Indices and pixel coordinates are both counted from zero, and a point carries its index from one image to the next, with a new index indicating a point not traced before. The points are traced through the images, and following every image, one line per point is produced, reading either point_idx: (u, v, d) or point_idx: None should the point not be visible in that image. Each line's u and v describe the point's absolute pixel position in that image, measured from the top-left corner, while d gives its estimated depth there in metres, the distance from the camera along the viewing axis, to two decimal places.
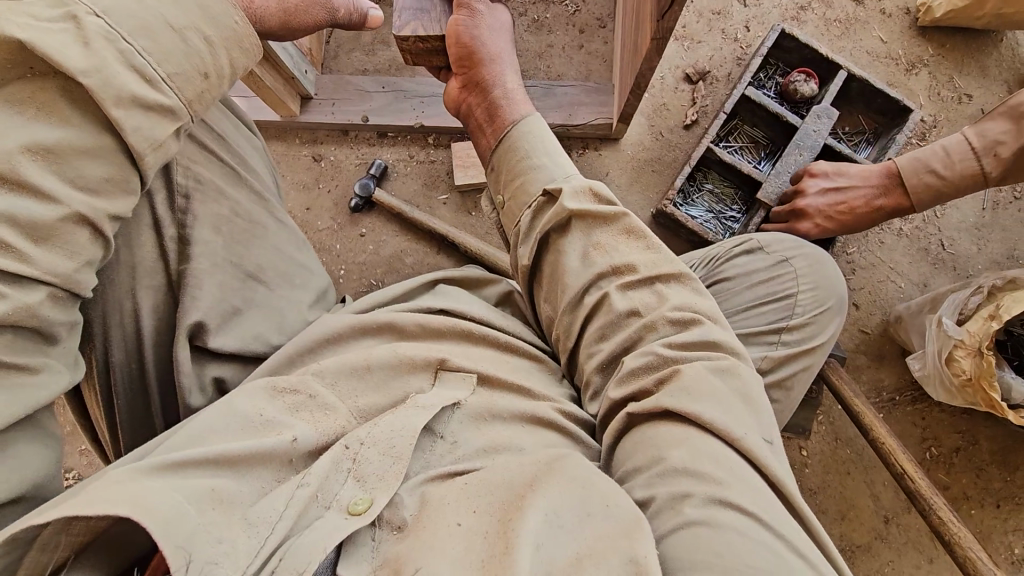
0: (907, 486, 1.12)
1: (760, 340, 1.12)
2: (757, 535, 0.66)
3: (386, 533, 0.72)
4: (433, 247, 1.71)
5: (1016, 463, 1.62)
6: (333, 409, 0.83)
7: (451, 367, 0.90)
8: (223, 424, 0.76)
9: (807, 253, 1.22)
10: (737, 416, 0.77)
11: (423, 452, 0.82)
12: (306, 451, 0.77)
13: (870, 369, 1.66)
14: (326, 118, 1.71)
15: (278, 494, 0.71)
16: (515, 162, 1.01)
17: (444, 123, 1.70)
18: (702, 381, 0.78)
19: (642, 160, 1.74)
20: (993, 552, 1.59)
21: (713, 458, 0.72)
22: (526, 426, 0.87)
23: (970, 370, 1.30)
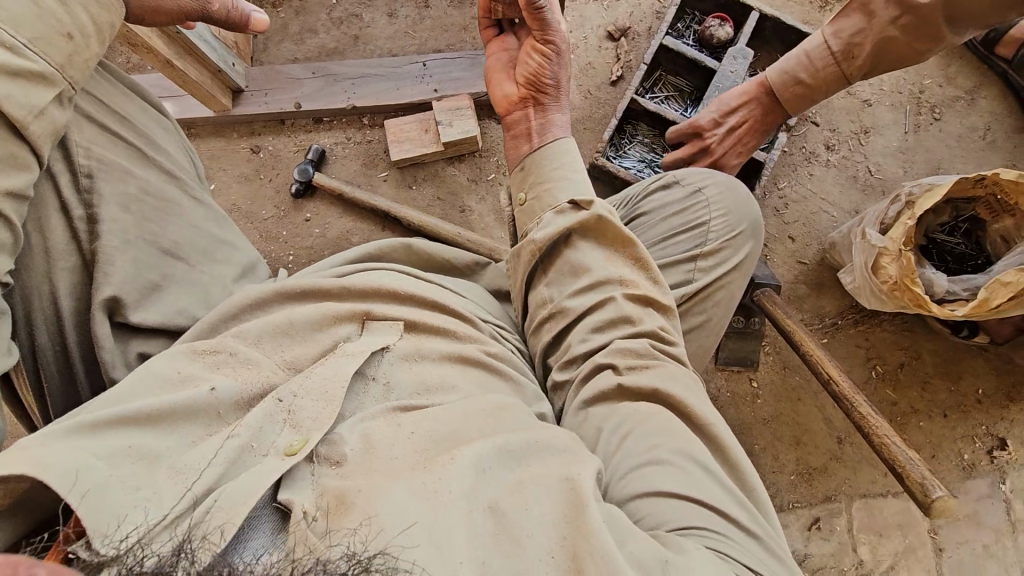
0: (830, 390, 1.16)
1: (676, 270, 1.13)
2: (687, 463, 0.79)
3: (325, 468, 0.74)
4: (378, 224, 1.74)
5: (959, 372, 1.69)
6: (260, 363, 0.85)
7: (376, 317, 0.94)
8: (140, 387, 0.77)
9: (718, 182, 1.20)
10: (693, 394, 0.88)
11: (357, 395, 0.84)
12: (229, 403, 0.78)
13: (811, 298, 1.72)
14: (260, 108, 1.75)
15: (206, 444, 0.73)
16: (555, 167, 1.07)
17: (376, 101, 1.74)
18: (672, 370, 0.90)
19: (573, 120, 1.79)
20: (945, 459, 1.65)
21: (659, 413, 0.85)
22: (457, 367, 0.91)
23: (893, 271, 1.35)
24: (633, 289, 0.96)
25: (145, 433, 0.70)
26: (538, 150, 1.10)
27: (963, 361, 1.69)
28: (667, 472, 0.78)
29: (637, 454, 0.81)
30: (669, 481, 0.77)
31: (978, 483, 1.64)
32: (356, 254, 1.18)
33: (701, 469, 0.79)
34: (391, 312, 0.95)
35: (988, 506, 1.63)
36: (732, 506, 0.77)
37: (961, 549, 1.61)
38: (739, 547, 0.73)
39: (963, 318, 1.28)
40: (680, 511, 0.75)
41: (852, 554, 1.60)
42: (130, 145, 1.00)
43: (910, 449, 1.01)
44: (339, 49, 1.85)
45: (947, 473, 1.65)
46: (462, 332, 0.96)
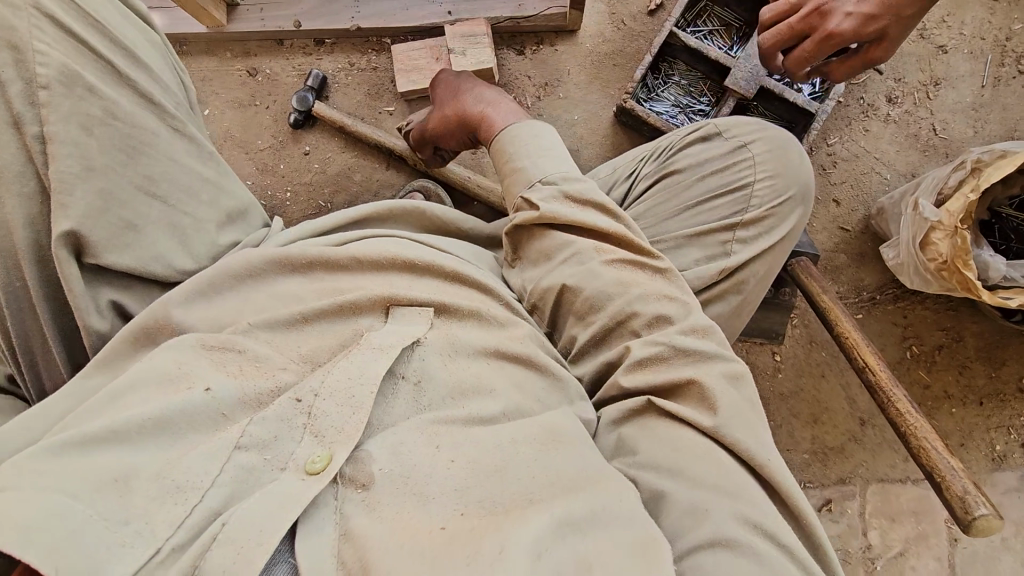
0: (866, 379, 1.06)
1: (709, 239, 0.98)
2: (757, 543, 0.69)
3: (349, 491, 0.64)
4: (382, 162, 1.61)
5: (1004, 358, 1.55)
6: (275, 358, 0.75)
7: (403, 303, 0.83)
8: (132, 385, 0.67)
9: (770, 136, 1.03)
10: (754, 433, 0.79)
11: (386, 398, 0.74)
12: (232, 404, 0.68)
13: (849, 269, 1.57)
14: (255, 26, 1.59)
15: (208, 451, 0.62)
16: (536, 139, 1.05)
17: (383, 23, 1.56)
18: (722, 392, 0.81)
19: (602, 54, 1.60)
20: (975, 450, 1.55)
21: (723, 467, 0.76)
22: (496, 364, 0.81)
23: (947, 251, 1.19)
24: (612, 256, 0.94)
25: (139, 450, 0.61)
26: (505, 133, 1.07)
27: (1011, 349, 1.55)
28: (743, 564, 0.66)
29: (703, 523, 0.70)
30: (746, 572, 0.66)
31: (1006, 475, 1.54)
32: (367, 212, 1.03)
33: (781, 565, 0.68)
34: (417, 295, 0.84)
35: (1013, 499, 1.54)
36: None
37: (976, 539, 1.54)
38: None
39: (1017, 309, 1.13)
40: None
41: (861, 537, 1.54)
42: (102, 58, 0.81)
43: (954, 458, 0.89)
44: None
45: (975, 465, 1.55)
46: (492, 314, 0.86)
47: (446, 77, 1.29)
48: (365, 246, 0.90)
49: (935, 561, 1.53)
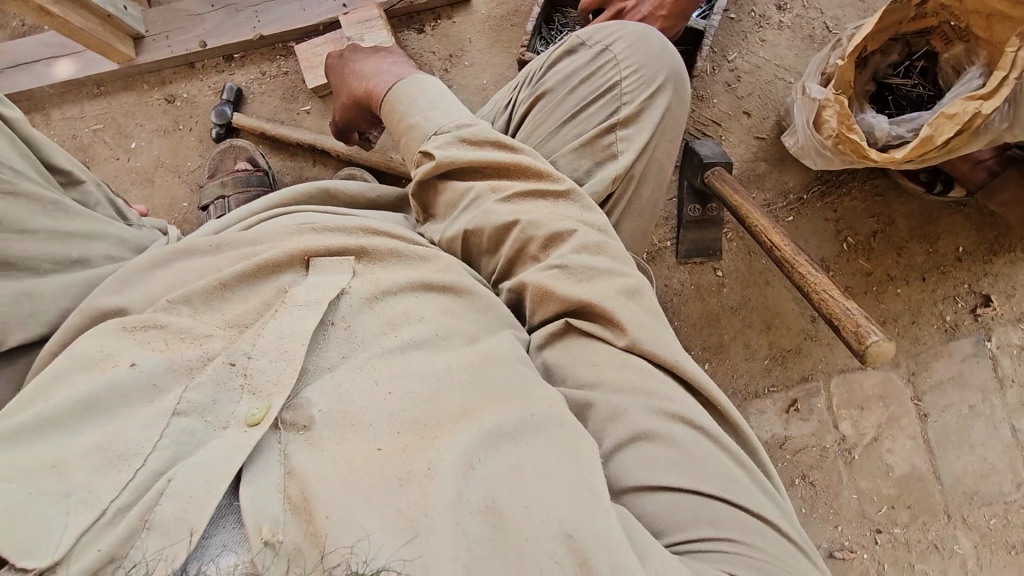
0: (774, 257, 1.09)
1: (594, 148, 0.94)
2: (681, 441, 0.72)
3: (292, 434, 0.68)
4: (309, 160, 1.66)
5: (937, 232, 1.59)
6: (197, 324, 0.77)
7: (320, 254, 0.85)
8: (65, 376, 0.70)
9: (629, 34, 1.00)
10: (658, 335, 0.79)
11: (320, 345, 0.76)
12: (160, 371, 0.71)
13: (772, 175, 1.61)
14: (164, 53, 1.65)
15: (143, 420, 0.66)
16: (424, 99, 1.04)
17: (283, 27, 1.62)
18: (625, 307, 0.80)
19: (499, 18, 1.65)
20: (926, 324, 1.58)
21: (640, 374, 0.77)
22: (423, 297, 0.84)
23: (834, 121, 1.23)
24: (504, 193, 0.91)
25: (76, 433, 0.65)
26: (395, 94, 1.06)
27: (940, 221, 1.59)
28: (662, 465, 0.71)
29: (621, 429, 0.73)
30: (667, 469, 0.70)
31: (961, 343, 1.58)
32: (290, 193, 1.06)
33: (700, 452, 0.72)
34: (332, 245, 0.86)
35: (973, 366, 1.57)
36: (737, 479, 0.72)
37: (947, 412, 1.57)
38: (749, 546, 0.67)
39: (903, 160, 1.15)
40: (682, 504, 0.69)
41: (834, 431, 1.57)
42: None
43: (854, 303, 0.90)
44: None
45: (929, 339, 1.58)
46: (412, 250, 0.90)
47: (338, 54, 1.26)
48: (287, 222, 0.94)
49: (910, 441, 1.57)
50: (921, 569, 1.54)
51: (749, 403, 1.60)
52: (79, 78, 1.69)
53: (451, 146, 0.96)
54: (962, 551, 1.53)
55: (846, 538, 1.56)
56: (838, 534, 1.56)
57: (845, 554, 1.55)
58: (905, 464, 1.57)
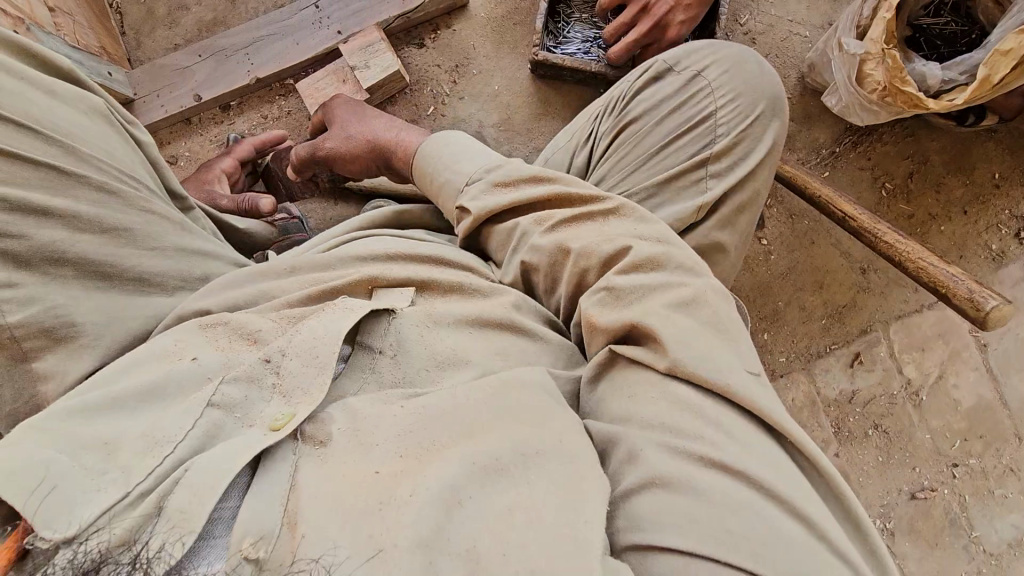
0: (848, 226, 1.08)
1: (682, 180, 1.01)
2: (715, 481, 0.68)
3: (309, 447, 0.70)
4: (331, 199, 1.61)
5: (972, 163, 1.58)
6: (255, 322, 0.83)
7: (385, 285, 0.92)
8: (136, 360, 0.75)
9: (723, 58, 1.07)
10: (713, 356, 0.75)
11: (359, 371, 0.82)
12: (215, 369, 0.76)
13: (801, 133, 1.60)
14: (158, 113, 1.56)
15: (185, 408, 0.70)
16: (459, 151, 1.09)
17: (279, 65, 1.54)
18: (671, 319, 0.78)
19: (500, 18, 1.59)
20: (973, 256, 1.59)
21: (690, 412, 0.73)
22: (474, 334, 0.89)
23: (882, 76, 1.23)
24: (548, 223, 0.93)
25: (132, 416, 0.69)
26: (429, 152, 1.12)
27: (975, 151, 1.58)
28: (679, 505, 0.67)
29: (644, 468, 0.71)
30: (683, 512, 0.66)
31: (1010, 269, 1.58)
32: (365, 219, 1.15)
33: (733, 496, 0.66)
34: (398, 274, 0.93)
35: None
36: (784, 534, 0.64)
37: (1004, 339, 1.61)
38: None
39: (964, 105, 1.17)
40: (700, 552, 0.63)
41: (899, 376, 1.60)
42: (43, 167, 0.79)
43: (958, 269, 0.89)
44: (221, 19, 1.61)
45: (979, 270, 1.59)
46: (472, 285, 0.95)
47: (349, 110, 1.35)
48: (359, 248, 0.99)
49: (973, 372, 1.60)
50: (1000, 493, 1.59)
51: (813, 364, 1.61)
52: None
53: (488, 192, 1.00)
54: None
55: (925, 477, 1.60)
56: (917, 475, 1.60)
57: (927, 492, 1.60)
58: (971, 396, 1.60)
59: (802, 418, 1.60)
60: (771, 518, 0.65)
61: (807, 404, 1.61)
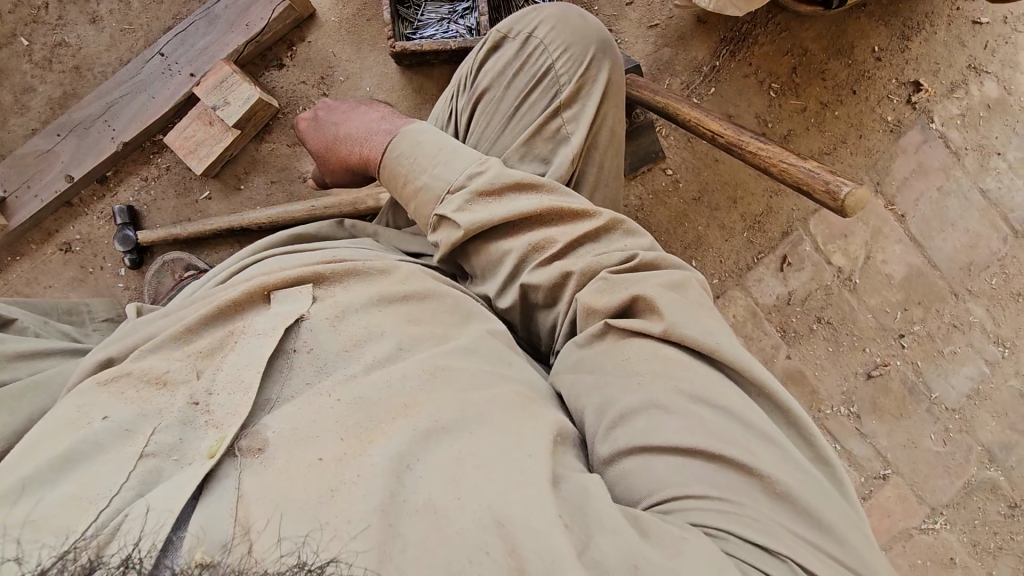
0: (719, 145, 1.07)
1: (543, 133, 1.00)
2: (701, 414, 0.69)
3: (249, 460, 0.64)
4: (236, 242, 1.58)
5: (850, 41, 1.59)
6: (158, 365, 0.75)
7: (279, 287, 0.84)
8: (39, 438, 0.68)
9: (549, 15, 1.06)
10: (700, 320, 0.77)
11: (281, 374, 0.74)
12: (133, 418, 0.68)
13: (680, 55, 1.58)
14: (36, 204, 1.52)
15: (113, 464, 0.63)
16: (444, 153, 0.94)
17: (142, 124, 1.49)
18: (664, 295, 0.78)
19: (351, 17, 1.55)
20: (873, 133, 1.60)
21: (671, 357, 0.74)
22: (386, 312, 0.83)
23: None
24: (551, 249, 0.85)
25: (59, 483, 0.62)
26: (407, 153, 0.96)
27: (850, 30, 1.58)
28: (658, 430, 0.68)
29: (626, 401, 0.72)
30: (666, 432, 0.68)
31: (909, 136, 1.61)
32: (257, 245, 1.07)
33: (712, 421, 0.68)
34: (291, 274, 0.84)
35: (928, 151, 1.62)
36: (763, 462, 0.65)
37: (921, 204, 1.63)
38: (744, 509, 0.63)
39: None
40: (677, 474, 0.66)
41: (829, 267, 1.63)
42: None
43: (816, 163, 0.89)
44: (71, 91, 1.55)
45: (880, 145, 1.61)
46: (369, 266, 0.89)
47: (329, 108, 1.17)
48: (253, 272, 0.93)
49: (899, 244, 1.63)
50: (949, 350, 1.63)
51: (746, 277, 1.63)
52: None
53: (471, 205, 0.89)
54: (978, 318, 1.63)
55: (877, 355, 1.63)
56: (869, 355, 1.63)
57: (881, 368, 1.63)
58: (902, 267, 1.63)
59: (747, 331, 1.62)
60: (748, 436, 0.67)
61: (749, 317, 1.63)
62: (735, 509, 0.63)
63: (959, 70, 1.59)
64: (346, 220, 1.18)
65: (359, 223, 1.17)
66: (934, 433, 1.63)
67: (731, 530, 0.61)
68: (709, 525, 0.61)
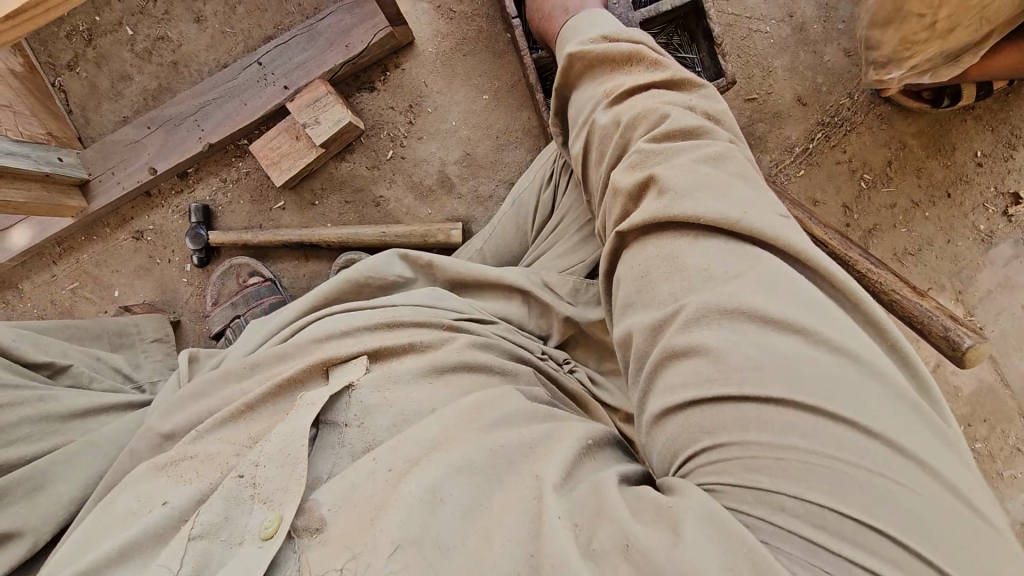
0: (822, 253, 1.03)
1: None
2: (708, 329, 0.62)
3: (308, 539, 0.63)
4: (302, 255, 1.58)
5: (952, 143, 1.53)
6: (218, 449, 0.80)
7: (337, 361, 0.86)
8: (102, 528, 0.74)
9: None
10: (718, 199, 0.70)
11: (332, 446, 0.75)
12: (190, 505, 0.72)
13: (773, 132, 1.54)
14: (116, 190, 1.54)
15: (169, 554, 0.64)
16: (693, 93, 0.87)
17: (229, 128, 1.50)
18: (701, 174, 0.72)
19: (449, 49, 1.54)
20: (962, 239, 1.55)
21: (703, 268, 0.66)
22: (435, 383, 0.84)
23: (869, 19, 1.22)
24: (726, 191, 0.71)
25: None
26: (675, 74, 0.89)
27: (955, 131, 1.53)
28: (681, 381, 0.62)
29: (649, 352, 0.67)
30: (681, 376, 0.62)
31: (999, 249, 1.55)
32: (311, 298, 1.08)
33: (757, 352, 0.59)
34: (347, 350, 0.87)
35: (1018, 266, 1.55)
36: (788, 360, 0.58)
37: (1001, 319, 1.56)
38: (798, 449, 0.54)
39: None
40: (703, 420, 0.59)
41: None
42: None
43: (937, 303, 0.85)
44: (166, 85, 1.57)
45: (968, 253, 1.55)
46: (427, 338, 0.91)
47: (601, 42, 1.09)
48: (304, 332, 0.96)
49: None
50: (1010, 475, 1.56)
51: None
52: (39, 243, 1.57)
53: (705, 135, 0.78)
54: None
55: None
56: None
57: None
58: (971, 381, 1.57)
59: None
60: (775, 361, 0.58)
61: None
62: (762, 454, 0.55)
63: None
64: (400, 252, 1.16)
65: (410, 252, 1.16)
66: None
67: (772, 481, 0.54)
68: (726, 478, 0.56)
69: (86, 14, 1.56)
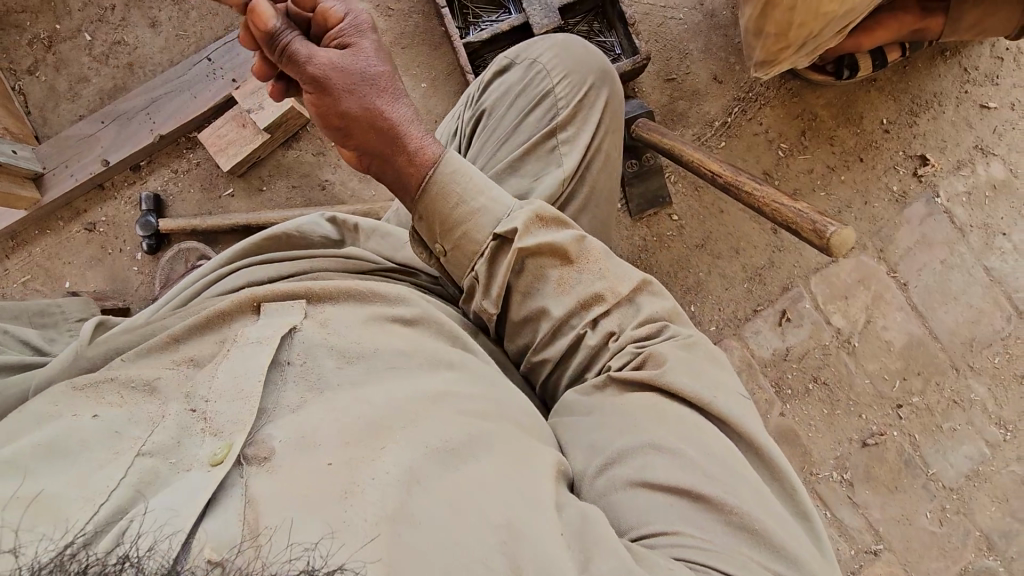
0: (719, 184, 1.11)
1: (539, 151, 1.00)
2: (685, 455, 0.72)
3: (254, 468, 0.61)
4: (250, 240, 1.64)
5: (858, 112, 1.65)
6: (147, 372, 0.71)
7: (269, 299, 0.80)
8: (6, 432, 0.65)
9: (554, 47, 1.09)
10: (699, 377, 0.78)
11: (277, 384, 0.70)
12: (123, 420, 0.65)
13: (693, 108, 1.65)
14: (71, 183, 1.60)
15: (111, 465, 0.60)
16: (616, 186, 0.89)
17: (180, 120, 1.59)
18: (677, 355, 0.80)
19: (389, 42, 1.66)
20: (879, 199, 1.64)
21: (682, 417, 0.76)
22: (385, 329, 0.80)
23: (774, 29, 1.33)
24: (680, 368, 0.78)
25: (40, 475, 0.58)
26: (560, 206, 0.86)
27: (860, 101, 1.65)
28: (652, 484, 0.71)
29: (624, 445, 0.75)
30: (655, 472, 0.72)
31: (914, 207, 1.64)
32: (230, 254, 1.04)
33: (726, 495, 0.69)
34: (284, 288, 0.80)
35: (933, 224, 1.64)
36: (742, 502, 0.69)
37: (924, 274, 1.63)
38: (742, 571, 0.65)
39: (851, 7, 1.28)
40: (662, 513, 0.70)
41: (828, 328, 1.63)
42: None
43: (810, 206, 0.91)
44: (122, 85, 1.67)
45: (885, 214, 1.64)
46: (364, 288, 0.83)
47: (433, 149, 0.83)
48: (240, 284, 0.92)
49: (900, 313, 1.63)
50: (948, 426, 1.58)
51: (743, 327, 1.63)
52: None
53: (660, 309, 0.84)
54: (979, 397, 1.59)
55: (874, 423, 1.59)
56: (865, 421, 1.59)
57: (877, 437, 1.58)
58: (902, 335, 1.62)
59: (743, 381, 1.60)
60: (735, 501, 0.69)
61: (745, 368, 1.61)
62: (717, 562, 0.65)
63: (965, 150, 1.64)
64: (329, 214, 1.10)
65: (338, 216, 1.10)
66: (930, 511, 1.55)
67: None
68: (709, 565, 0.65)
69: (47, 23, 1.67)
